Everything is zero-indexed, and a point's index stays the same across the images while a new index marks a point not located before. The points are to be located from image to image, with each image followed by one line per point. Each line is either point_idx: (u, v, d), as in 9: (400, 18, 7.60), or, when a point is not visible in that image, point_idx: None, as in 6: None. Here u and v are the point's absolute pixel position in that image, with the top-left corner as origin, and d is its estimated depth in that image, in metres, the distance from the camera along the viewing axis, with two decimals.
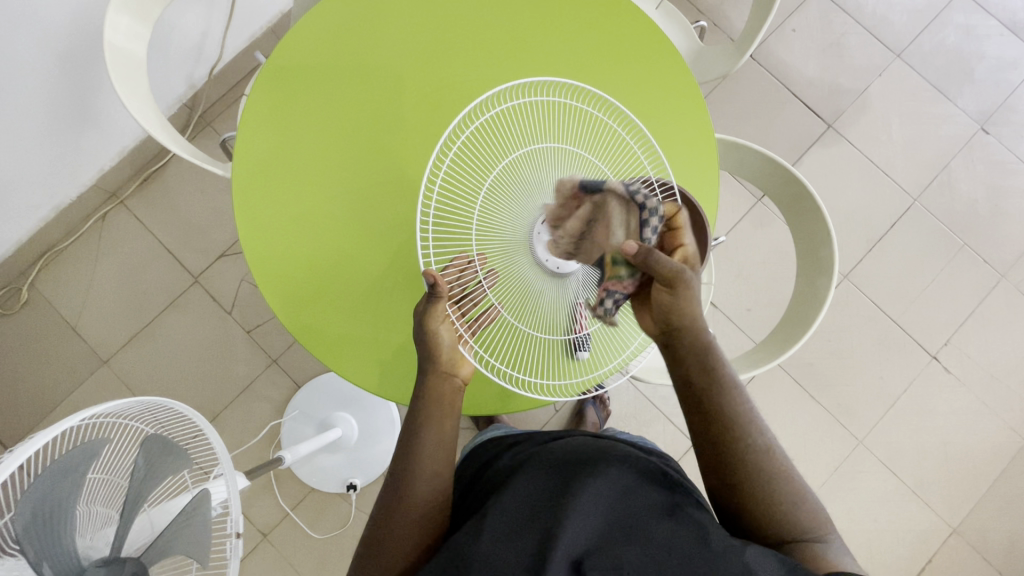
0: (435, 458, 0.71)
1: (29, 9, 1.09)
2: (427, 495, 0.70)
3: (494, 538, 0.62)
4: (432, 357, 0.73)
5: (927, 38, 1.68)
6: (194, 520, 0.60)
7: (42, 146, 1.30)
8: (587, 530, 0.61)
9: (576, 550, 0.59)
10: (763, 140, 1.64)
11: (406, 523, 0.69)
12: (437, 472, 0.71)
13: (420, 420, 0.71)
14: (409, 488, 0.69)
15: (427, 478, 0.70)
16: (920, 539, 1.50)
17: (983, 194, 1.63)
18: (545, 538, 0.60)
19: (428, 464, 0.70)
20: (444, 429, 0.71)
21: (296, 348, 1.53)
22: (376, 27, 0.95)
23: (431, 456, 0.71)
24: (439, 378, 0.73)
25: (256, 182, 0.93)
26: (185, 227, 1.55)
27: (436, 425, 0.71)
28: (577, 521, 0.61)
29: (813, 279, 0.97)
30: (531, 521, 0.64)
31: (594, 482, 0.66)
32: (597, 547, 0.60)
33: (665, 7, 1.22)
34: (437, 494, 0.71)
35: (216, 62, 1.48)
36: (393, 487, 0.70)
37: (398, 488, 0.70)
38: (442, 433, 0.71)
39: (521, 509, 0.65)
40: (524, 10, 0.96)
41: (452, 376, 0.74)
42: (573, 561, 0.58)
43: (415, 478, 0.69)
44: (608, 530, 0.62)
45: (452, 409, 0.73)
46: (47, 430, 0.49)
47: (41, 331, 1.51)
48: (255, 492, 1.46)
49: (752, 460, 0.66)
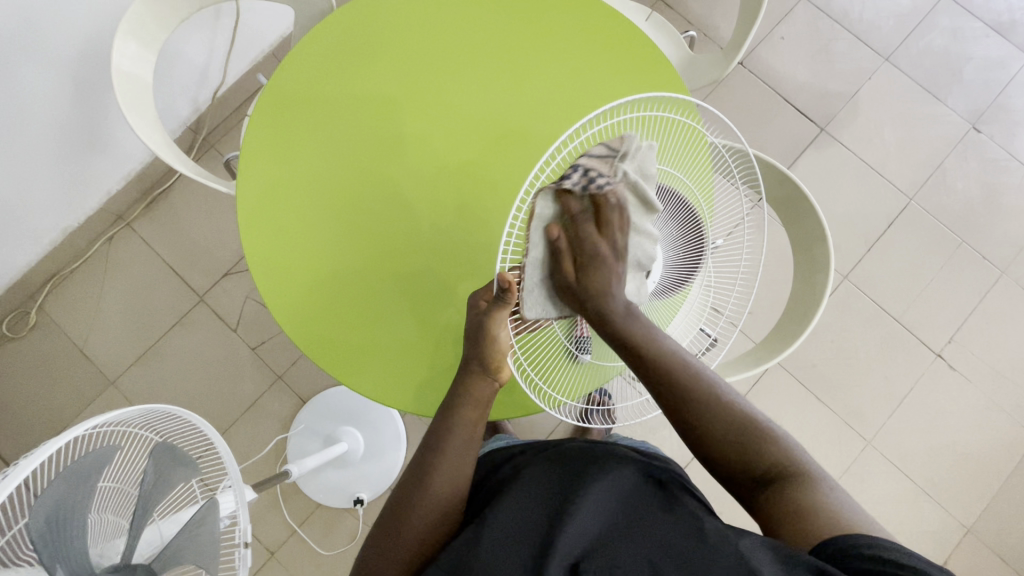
0: (458, 455, 0.73)
1: (38, 39, 1.13)
2: (443, 496, 0.71)
3: (492, 545, 0.62)
4: (480, 358, 0.74)
5: (913, 42, 1.71)
6: (204, 529, 0.60)
7: (50, 172, 1.33)
8: (584, 536, 0.61)
9: (573, 555, 0.59)
10: (757, 145, 1.66)
11: (419, 522, 0.70)
12: (459, 468, 0.72)
13: (451, 419, 0.73)
14: (426, 488, 0.71)
15: (445, 478, 0.72)
16: (935, 540, 1.48)
17: (977, 191, 1.65)
18: (544, 543, 0.60)
19: (451, 462, 0.72)
20: (472, 428, 0.74)
21: (301, 364, 1.54)
22: (376, 56, 0.98)
23: (456, 455, 0.72)
24: (477, 377, 0.75)
25: (263, 208, 0.95)
26: (191, 247, 1.58)
27: (466, 424, 0.74)
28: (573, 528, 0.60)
29: (809, 276, 0.98)
30: (528, 532, 0.63)
31: (591, 490, 0.65)
32: (594, 547, 0.60)
33: (655, 18, 1.26)
34: (452, 498, 0.72)
35: (218, 86, 1.52)
36: (411, 481, 0.72)
37: (416, 486, 0.71)
38: (470, 430, 0.74)
39: (516, 519, 0.65)
40: (511, 18, 0.99)
41: (493, 379, 0.75)
42: (570, 563, 0.58)
43: (436, 475, 0.71)
44: (605, 535, 0.62)
45: (484, 410, 0.75)
46: (59, 436, 0.50)
47: (49, 355, 1.53)
48: (262, 510, 1.46)
49: (703, 402, 0.68)
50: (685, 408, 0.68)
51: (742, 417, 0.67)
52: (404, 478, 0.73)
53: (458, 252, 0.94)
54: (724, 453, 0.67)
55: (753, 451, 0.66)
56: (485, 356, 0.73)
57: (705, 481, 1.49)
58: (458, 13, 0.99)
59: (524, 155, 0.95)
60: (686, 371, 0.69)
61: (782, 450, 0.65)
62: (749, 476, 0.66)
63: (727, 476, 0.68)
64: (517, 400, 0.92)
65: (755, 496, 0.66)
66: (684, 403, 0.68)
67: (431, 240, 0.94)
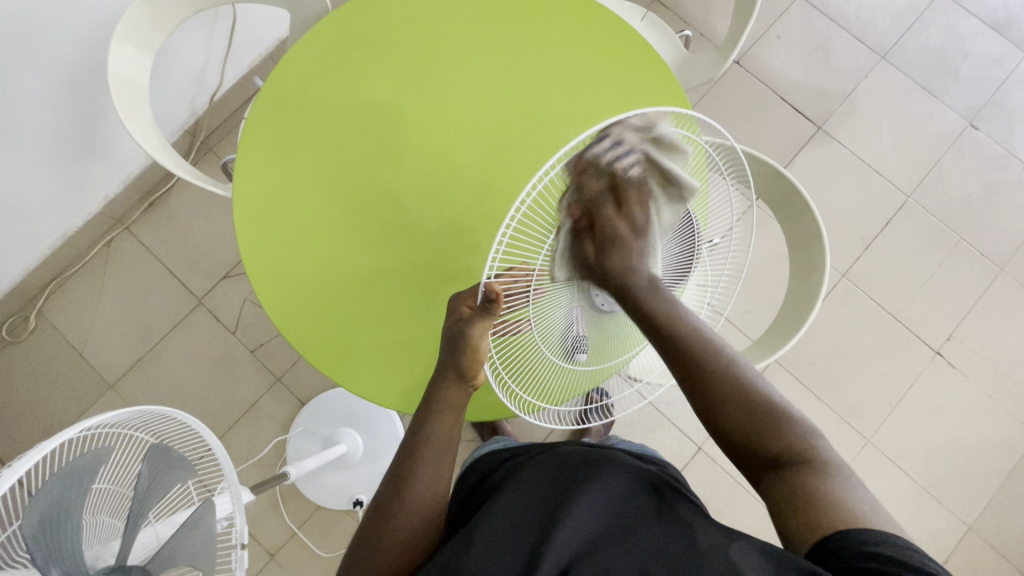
0: (438, 461, 0.70)
1: (35, 44, 1.13)
2: (423, 502, 0.68)
3: (483, 552, 0.60)
4: (458, 365, 0.71)
5: (910, 39, 1.72)
6: (200, 530, 0.61)
7: (48, 176, 1.33)
8: (577, 541, 0.61)
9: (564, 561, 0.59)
10: (754, 144, 1.66)
11: (401, 531, 0.67)
12: (438, 475, 0.70)
13: (428, 425, 0.71)
14: (404, 496, 0.67)
15: (425, 486, 0.69)
16: (936, 538, 1.47)
17: (975, 188, 1.64)
18: (535, 548, 0.60)
19: (431, 469, 0.69)
20: (449, 432, 0.71)
21: (300, 366, 1.54)
22: (376, 62, 0.98)
23: (431, 461, 0.69)
24: (453, 383, 0.73)
25: (263, 214, 0.95)
26: (189, 250, 1.58)
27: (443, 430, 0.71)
28: (565, 533, 0.60)
29: (805, 274, 0.98)
30: (522, 535, 0.62)
31: (584, 495, 0.65)
32: (585, 555, 0.60)
33: (650, 18, 1.26)
34: (433, 506, 0.69)
35: (216, 90, 1.52)
36: (389, 489, 0.69)
37: (394, 493, 0.68)
38: (448, 435, 0.71)
39: (510, 522, 0.64)
40: (509, 22, 0.99)
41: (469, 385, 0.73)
42: (561, 567, 0.59)
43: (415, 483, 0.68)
44: (597, 541, 0.62)
45: (461, 414, 0.73)
46: (52, 437, 0.50)
47: (48, 358, 1.53)
48: (261, 512, 1.46)
49: (718, 378, 0.66)
50: (701, 385, 0.67)
51: (757, 396, 0.66)
52: (382, 487, 0.70)
53: (458, 257, 0.94)
54: (735, 433, 0.65)
55: (766, 432, 0.64)
56: (464, 365, 0.71)
57: (705, 481, 1.49)
58: (456, 17, 0.99)
59: (522, 159, 0.95)
60: (705, 345, 0.68)
61: (798, 432, 0.64)
62: (761, 458, 0.65)
63: (740, 459, 0.67)
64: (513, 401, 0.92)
65: (767, 480, 0.64)
66: (699, 376, 0.67)
67: (431, 245, 0.95)
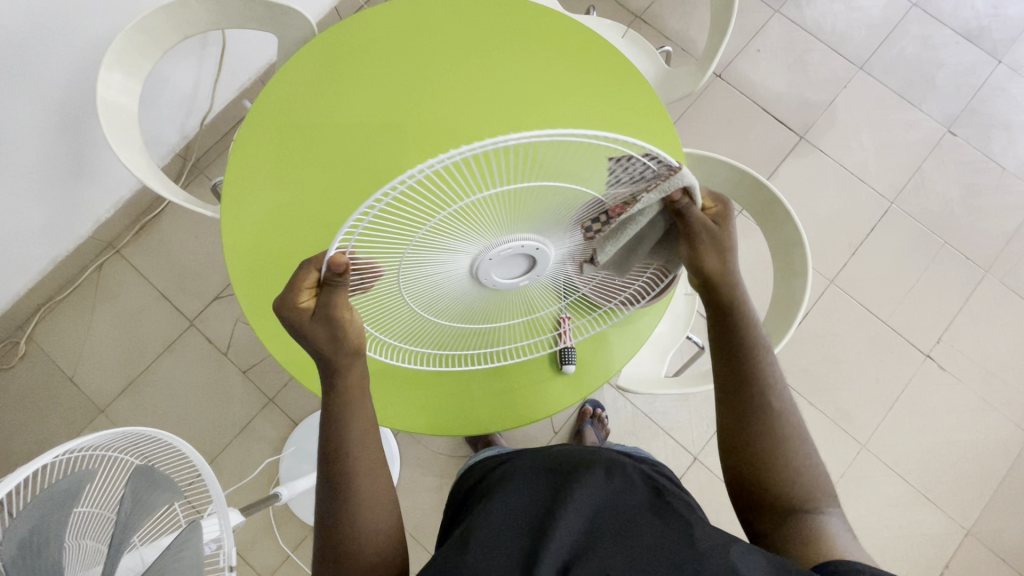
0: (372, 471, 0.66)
1: (26, 72, 1.15)
2: (374, 514, 0.65)
3: (482, 548, 0.60)
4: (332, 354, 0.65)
5: (886, 50, 1.76)
6: (183, 558, 0.59)
7: (38, 202, 1.34)
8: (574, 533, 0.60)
9: (564, 556, 0.58)
10: (738, 155, 1.69)
11: (371, 543, 0.64)
12: (380, 484, 0.66)
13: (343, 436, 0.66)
14: (352, 523, 0.64)
15: (373, 500, 0.65)
16: (936, 543, 1.46)
17: (957, 192, 1.67)
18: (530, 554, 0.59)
19: (369, 484, 0.65)
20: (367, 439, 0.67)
21: (291, 386, 1.54)
22: (361, 79, 1.00)
23: (368, 475, 0.65)
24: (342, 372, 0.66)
25: (267, 235, 0.96)
26: (181, 271, 1.59)
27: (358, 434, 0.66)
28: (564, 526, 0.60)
29: (789, 281, 1.00)
30: (521, 536, 0.62)
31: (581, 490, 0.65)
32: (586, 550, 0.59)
33: (630, 35, 1.30)
34: (389, 522, 0.66)
35: (206, 113, 1.54)
36: (330, 511, 0.65)
37: (340, 516, 0.64)
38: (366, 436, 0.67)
39: (510, 522, 0.63)
40: (488, 38, 1.02)
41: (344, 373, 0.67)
42: (561, 566, 0.57)
43: (362, 502, 0.64)
44: (594, 535, 0.61)
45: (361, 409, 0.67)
46: (31, 461, 0.50)
47: (39, 383, 1.52)
48: (253, 536, 1.44)
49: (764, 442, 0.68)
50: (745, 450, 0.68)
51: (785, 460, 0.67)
52: (326, 507, 0.65)
53: None
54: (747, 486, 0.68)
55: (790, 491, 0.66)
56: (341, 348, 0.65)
57: (701, 491, 1.48)
58: (441, 30, 1.02)
59: None
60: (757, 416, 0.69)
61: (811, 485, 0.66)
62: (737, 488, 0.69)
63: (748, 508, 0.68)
64: (503, 411, 0.92)
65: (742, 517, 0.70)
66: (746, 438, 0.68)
67: None
